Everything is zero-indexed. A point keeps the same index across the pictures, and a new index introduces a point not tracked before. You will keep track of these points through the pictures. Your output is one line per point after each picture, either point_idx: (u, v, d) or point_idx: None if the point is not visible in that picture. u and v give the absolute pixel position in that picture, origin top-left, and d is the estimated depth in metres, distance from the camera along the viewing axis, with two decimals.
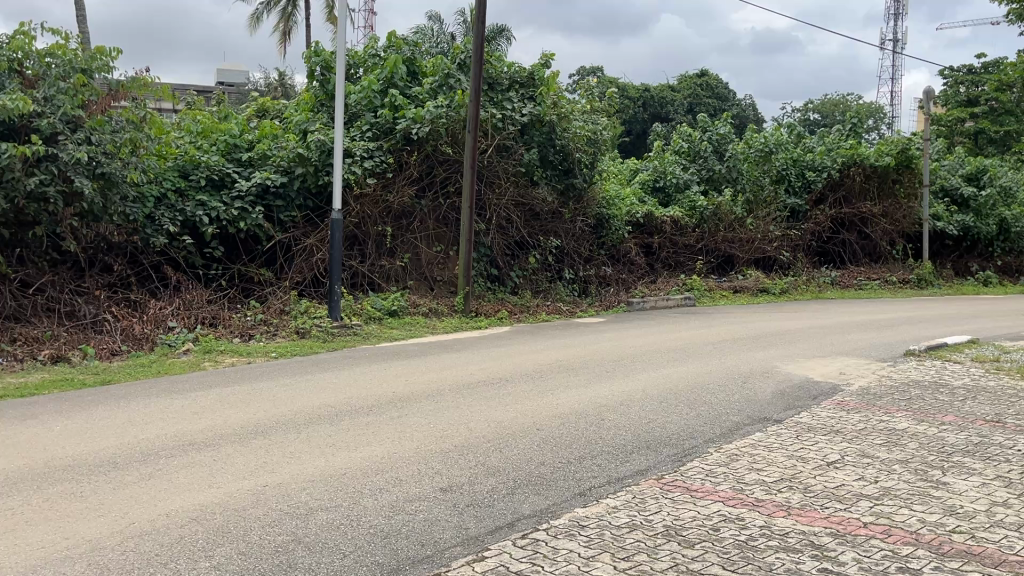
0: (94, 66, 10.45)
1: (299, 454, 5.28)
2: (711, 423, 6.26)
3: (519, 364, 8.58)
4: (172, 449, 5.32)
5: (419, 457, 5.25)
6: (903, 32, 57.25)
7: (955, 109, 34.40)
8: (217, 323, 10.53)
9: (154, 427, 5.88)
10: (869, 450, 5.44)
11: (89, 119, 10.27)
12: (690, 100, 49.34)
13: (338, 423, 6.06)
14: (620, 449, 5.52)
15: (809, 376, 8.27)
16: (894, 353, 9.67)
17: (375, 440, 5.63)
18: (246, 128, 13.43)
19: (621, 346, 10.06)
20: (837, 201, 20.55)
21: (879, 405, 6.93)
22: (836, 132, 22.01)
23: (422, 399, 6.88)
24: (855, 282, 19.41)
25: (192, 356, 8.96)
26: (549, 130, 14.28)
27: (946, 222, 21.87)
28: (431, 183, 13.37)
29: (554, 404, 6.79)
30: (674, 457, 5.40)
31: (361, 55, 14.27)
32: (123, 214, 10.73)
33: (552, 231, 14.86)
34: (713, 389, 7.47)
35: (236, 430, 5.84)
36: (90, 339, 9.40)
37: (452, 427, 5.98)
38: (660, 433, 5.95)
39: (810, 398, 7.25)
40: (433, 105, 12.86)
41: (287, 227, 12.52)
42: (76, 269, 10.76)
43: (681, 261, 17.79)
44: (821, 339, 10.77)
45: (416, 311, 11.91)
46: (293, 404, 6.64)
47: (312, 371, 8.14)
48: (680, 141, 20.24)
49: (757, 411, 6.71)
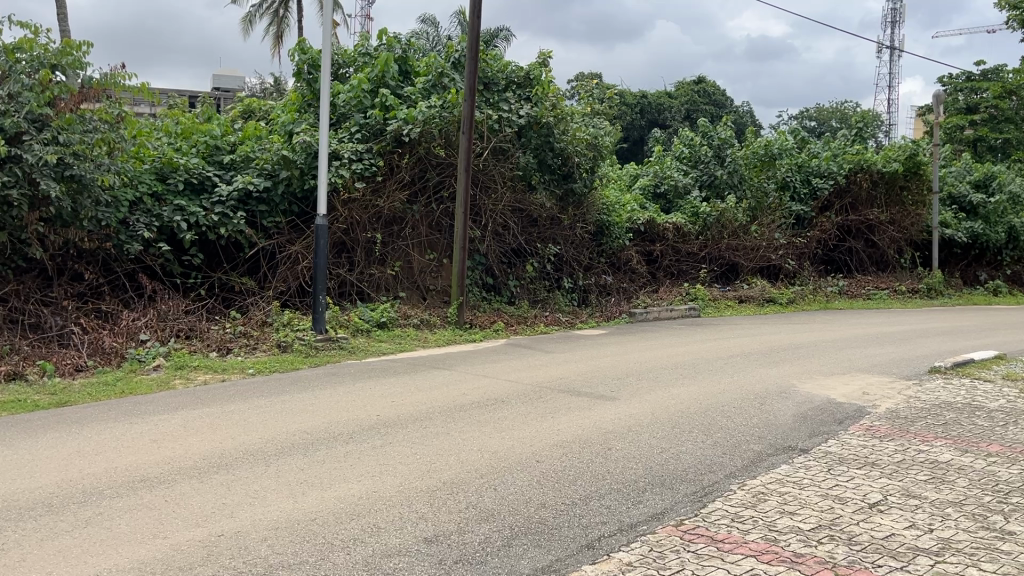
0: (64, 61, 9.83)
1: (264, 494, 4.61)
2: (731, 454, 5.61)
3: (516, 383, 7.90)
4: (118, 488, 4.65)
5: (403, 498, 4.59)
6: (898, 39, 56.88)
7: (954, 116, 33.88)
8: (194, 336, 9.85)
9: (104, 459, 5.20)
10: (913, 488, 4.81)
11: (58, 117, 9.59)
12: (687, 107, 48.79)
13: (313, 454, 5.40)
14: (632, 487, 4.86)
15: (832, 396, 7.59)
16: (917, 369, 9.04)
17: (352, 476, 4.96)
18: (229, 129, 12.84)
19: (626, 361, 9.42)
20: (844, 208, 19.96)
21: (914, 431, 6.29)
22: (841, 137, 21.46)
23: (409, 424, 6.21)
24: (863, 291, 18.81)
25: (163, 373, 8.26)
26: (548, 132, 13.55)
27: (954, 230, 21.33)
28: (423, 187, 12.67)
29: (554, 430, 6.13)
30: (694, 496, 4.75)
31: (351, 54, 13.70)
32: (94, 219, 10.03)
33: (551, 238, 14.21)
34: (729, 412, 6.82)
35: (198, 463, 5.17)
36: (53, 354, 8.70)
37: (441, 459, 5.33)
38: (674, 467, 5.28)
39: (836, 422, 6.61)
40: (425, 104, 12.30)
41: (271, 233, 11.87)
42: (43, 278, 10.07)
43: (684, 270, 17.16)
44: (836, 353, 10.12)
45: (406, 322, 11.26)
46: (265, 431, 5.97)
47: (290, 390, 7.46)
48: (681, 147, 19.77)
49: (780, 438, 6.05)
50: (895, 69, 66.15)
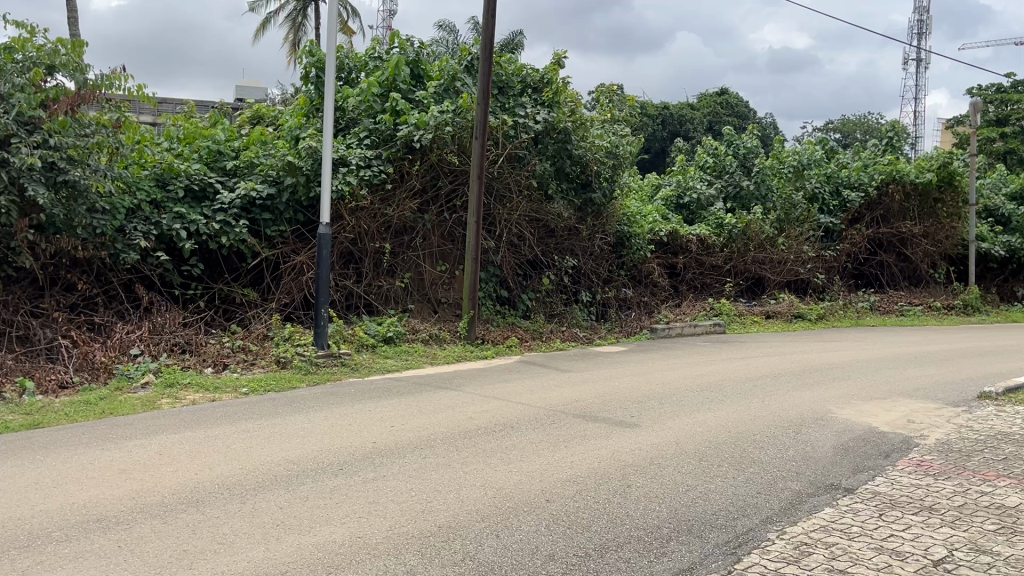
0: (58, 61, 9.36)
1: (233, 539, 4.04)
2: (766, 494, 4.96)
3: (528, 406, 7.29)
4: (68, 530, 4.10)
5: (393, 546, 4.00)
6: (926, 53, 55.82)
7: (985, 128, 32.80)
8: (189, 351, 9.35)
9: (62, 492, 4.66)
10: (982, 542, 4.19)
11: (51, 120, 9.11)
12: (710, 118, 48.14)
13: (297, 489, 4.82)
14: (654, 535, 4.24)
15: (874, 425, 6.90)
16: (966, 395, 8.30)
17: (336, 517, 4.37)
18: (234, 134, 12.39)
19: (648, 382, 8.77)
20: (875, 220, 19.19)
21: (971, 468, 5.62)
22: (871, 147, 20.72)
23: (408, 453, 5.62)
24: (896, 307, 18.00)
25: (151, 391, 7.72)
26: (566, 138, 13.00)
27: (991, 243, 20.47)
28: (435, 196, 12.14)
29: (569, 462, 5.51)
30: (726, 547, 4.11)
31: (362, 57, 13.22)
32: (88, 227, 9.57)
33: (569, 250, 13.61)
34: (763, 443, 6.17)
35: (167, 498, 4.60)
36: (37, 369, 8.22)
37: (441, 496, 4.75)
38: (702, 510, 4.64)
39: (881, 455, 5.94)
40: (437, 109, 11.72)
41: (275, 243, 11.37)
42: (34, 288, 9.62)
43: (708, 283, 16.50)
44: (873, 375, 9.40)
45: (414, 338, 10.69)
46: (247, 460, 5.40)
47: (282, 412, 6.88)
48: (705, 156, 19.15)
49: (821, 475, 5.39)
50: (920, 81, 64.96)
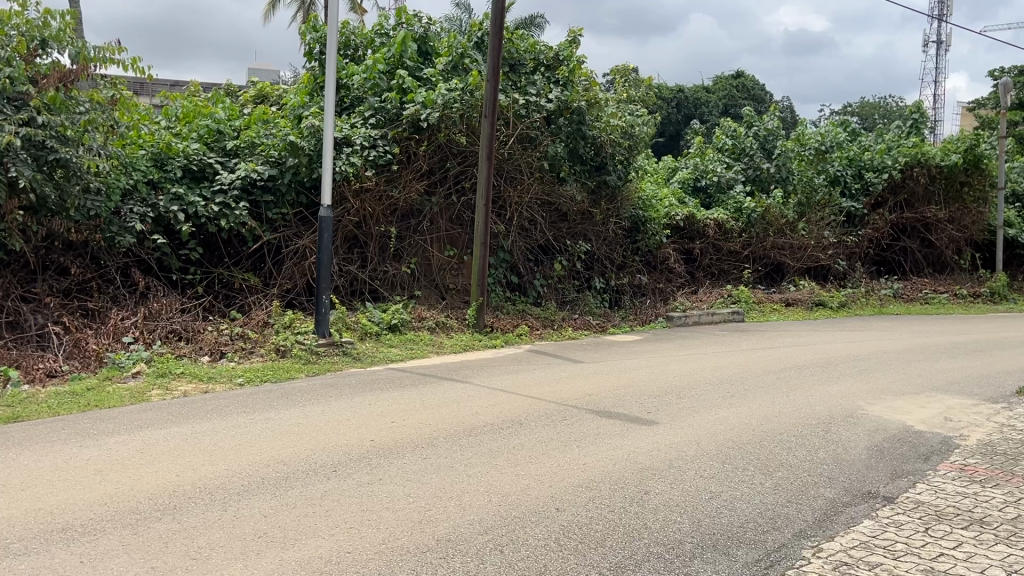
0: (48, 34, 8.92)
1: (208, 554, 3.63)
2: (797, 503, 4.52)
3: (537, 401, 6.85)
4: (29, 542, 3.72)
5: (384, 563, 3.59)
6: (948, 35, 54.66)
7: (1009, 111, 31.93)
8: (185, 338, 8.96)
9: (30, 497, 4.28)
10: None
11: (41, 95, 8.68)
12: (726, 102, 47.38)
13: (283, 495, 4.42)
14: (676, 551, 3.81)
15: (909, 424, 6.42)
16: (1004, 390, 7.78)
17: (323, 529, 3.96)
18: (235, 112, 11.96)
19: (667, 374, 8.30)
20: (899, 205, 18.53)
21: (1020, 474, 5.15)
22: (894, 129, 20.07)
23: (407, 453, 5.21)
24: (920, 295, 17.44)
25: (141, 381, 7.35)
26: (580, 117, 12.29)
27: (1019, 228, 19.85)
28: (443, 177, 11.70)
29: (581, 465, 5.08)
30: (757, 568, 3.67)
31: (368, 34, 12.72)
32: (81, 209, 9.16)
33: (581, 234, 13.14)
34: (791, 443, 5.71)
35: (142, 504, 4.21)
36: (25, 357, 7.87)
37: (439, 504, 4.32)
38: (728, 522, 4.21)
39: (919, 458, 5.47)
40: (445, 87, 11.17)
41: (278, 226, 10.97)
42: (26, 272, 9.25)
43: (725, 270, 15.99)
44: (902, 367, 8.92)
45: (420, 325, 10.27)
46: (233, 460, 5.00)
47: (276, 405, 6.48)
48: (724, 138, 18.63)
49: (856, 481, 4.94)
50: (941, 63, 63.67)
